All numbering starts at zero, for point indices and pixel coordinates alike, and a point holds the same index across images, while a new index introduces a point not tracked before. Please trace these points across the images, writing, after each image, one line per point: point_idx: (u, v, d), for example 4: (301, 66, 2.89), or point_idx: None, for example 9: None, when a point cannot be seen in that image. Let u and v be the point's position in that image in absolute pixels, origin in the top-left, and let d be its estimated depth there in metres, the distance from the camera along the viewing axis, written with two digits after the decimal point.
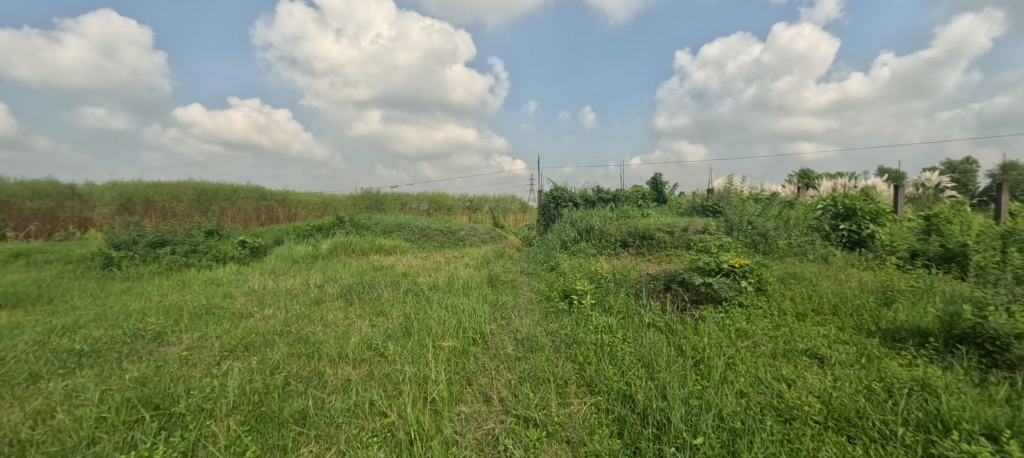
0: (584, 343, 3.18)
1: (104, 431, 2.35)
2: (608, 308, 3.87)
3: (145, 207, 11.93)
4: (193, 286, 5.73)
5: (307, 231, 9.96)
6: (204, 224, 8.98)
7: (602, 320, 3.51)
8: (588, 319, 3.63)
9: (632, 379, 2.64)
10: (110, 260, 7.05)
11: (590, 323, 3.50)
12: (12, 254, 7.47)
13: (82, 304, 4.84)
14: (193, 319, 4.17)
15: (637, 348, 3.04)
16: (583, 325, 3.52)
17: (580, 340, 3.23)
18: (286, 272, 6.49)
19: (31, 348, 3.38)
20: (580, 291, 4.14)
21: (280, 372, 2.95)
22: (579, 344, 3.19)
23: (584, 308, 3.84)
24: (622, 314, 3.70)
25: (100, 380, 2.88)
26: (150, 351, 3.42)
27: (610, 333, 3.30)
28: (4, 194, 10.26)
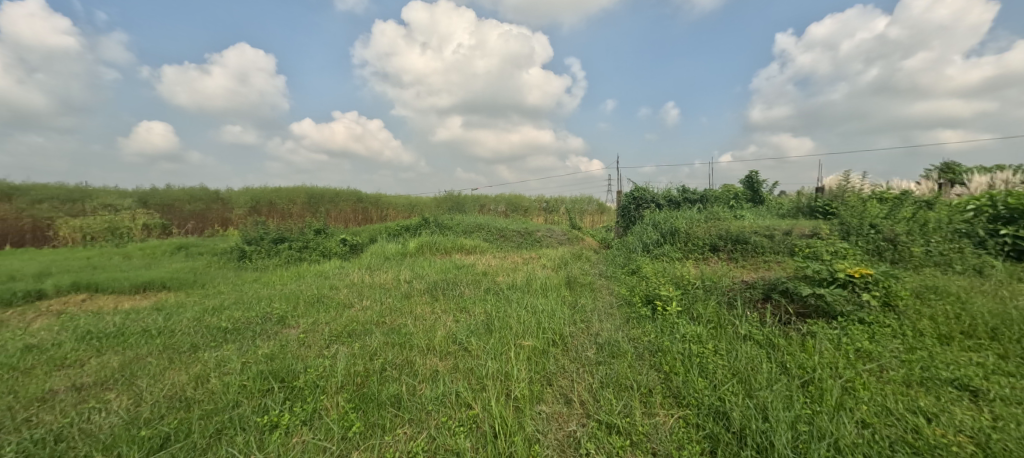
0: (670, 352, 3.03)
1: (245, 396, 2.74)
2: (695, 317, 3.64)
3: (270, 209, 13.81)
4: (306, 277, 6.47)
5: (397, 230, 10.72)
6: (313, 223, 10.08)
7: (690, 329, 3.31)
8: (674, 327, 3.44)
9: (726, 395, 2.46)
10: (243, 253, 8.23)
11: (676, 332, 3.32)
12: (174, 246, 9.04)
13: (225, 289, 5.71)
14: (307, 306, 4.73)
15: (731, 361, 2.83)
16: (669, 333, 3.35)
17: (666, 349, 3.08)
18: (380, 267, 7.06)
19: (191, 324, 4.07)
20: (664, 297, 3.95)
21: (377, 359, 3.23)
22: (664, 353, 3.05)
23: (670, 315, 3.66)
24: (713, 324, 3.46)
25: (239, 354, 3.37)
26: (275, 332, 3.95)
27: (699, 343, 3.11)
28: (170, 197, 12.46)
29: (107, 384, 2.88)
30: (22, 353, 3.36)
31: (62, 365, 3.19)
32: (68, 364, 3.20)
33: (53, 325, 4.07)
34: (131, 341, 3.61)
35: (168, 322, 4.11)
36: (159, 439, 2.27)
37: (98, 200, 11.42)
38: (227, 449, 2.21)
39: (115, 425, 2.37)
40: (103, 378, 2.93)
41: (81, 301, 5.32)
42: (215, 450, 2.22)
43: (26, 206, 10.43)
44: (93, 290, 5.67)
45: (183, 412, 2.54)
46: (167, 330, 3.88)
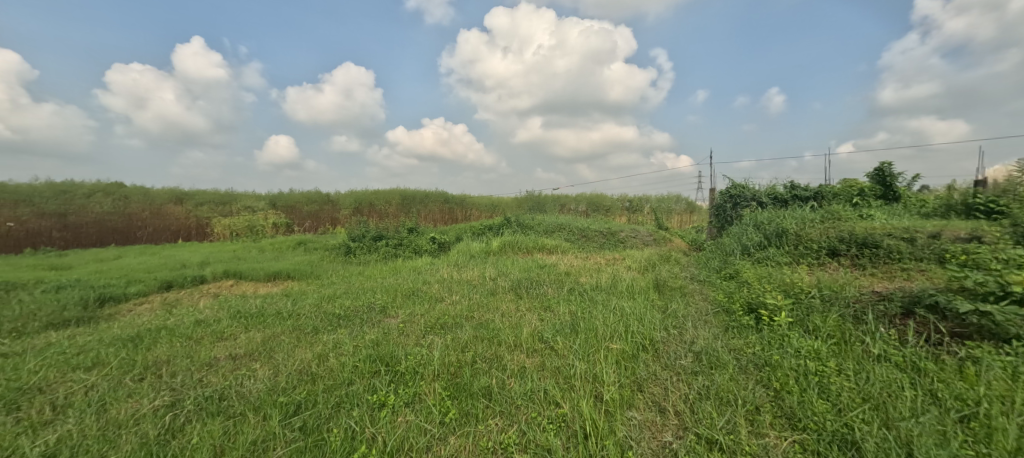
0: (781, 367, 2.77)
1: (357, 375, 3.05)
2: (811, 330, 3.28)
3: (370, 209, 15.12)
4: (402, 272, 6.98)
5: (481, 229, 11.09)
6: (405, 222, 10.81)
7: (804, 343, 2.99)
8: (784, 339, 3.14)
9: (856, 422, 2.19)
10: (349, 249, 9.10)
11: (788, 346, 3.02)
12: (295, 242, 10.29)
13: (336, 280, 6.37)
14: (404, 299, 5.11)
15: (861, 384, 2.51)
16: (778, 346, 3.06)
17: (776, 364, 2.82)
18: (466, 264, 7.36)
19: (312, 309, 4.62)
20: (771, 307, 3.60)
21: (468, 351, 3.38)
22: (773, 368, 2.80)
23: (778, 326, 3.34)
24: (836, 340, 3.09)
25: (350, 338, 3.75)
26: (378, 321, 4.32)
27: (816, 359, 2.80)
28: (292, 200, 14.22)
29: (253, 356, 3.39)
30: (194, 326, 4.08)
31: (221, 337, 3.82)
32: (226, 337, 3.82)
33: (213, 305, 4.88)
34: (269, 321, 4.20)
35: (294, 307, 4.71)
36: (292, 406, 2.60)
37: (240, 202, 13.43)
38: (345, 420, 2.48)
39: (261, 390, 2.77)
40: (250, 350, 3.46)
41: (230, 286, 6.30)
42: (336, 420, 2.50)
43: (192, 208, 12.60)
44: (239, 277, 6.67)
45: (309, 384, 2.89)
46: (295, 314, 4.44)
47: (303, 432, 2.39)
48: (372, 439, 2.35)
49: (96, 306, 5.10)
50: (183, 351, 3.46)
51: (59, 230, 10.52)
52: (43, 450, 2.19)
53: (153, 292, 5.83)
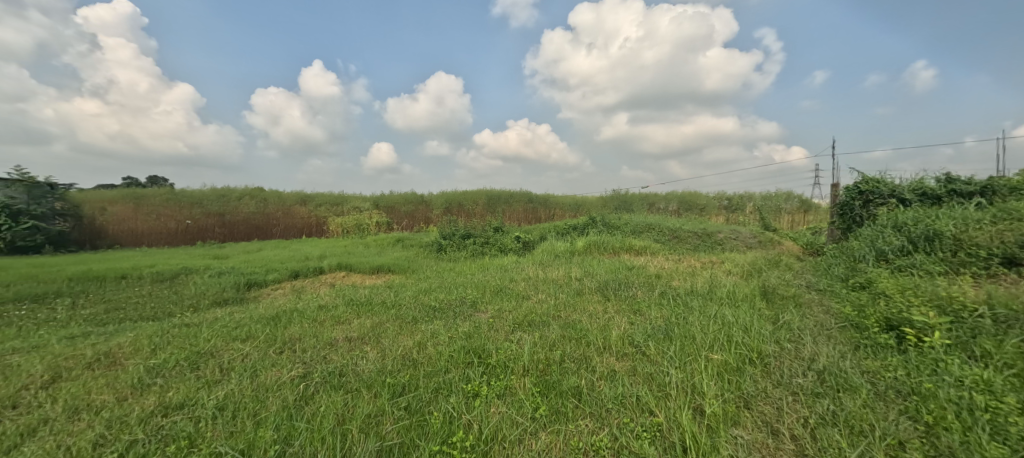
0: (935, 399, 2.38)
1: (453, 365, 3.23)
2: (977, 357, 2.77)
3: (459, 209, 15.85)
4: (489, 269, 7.22)
5: (566, 229, 11.04)
6: (492, 222, 11.15)
7: (966, 371, 2.54)
8: (937, 364, 2.69)
9: None
10: (441, 246, 9.64)
11: (943, 373, 2.58)
12: (394, 239, 11.14)
13: (431, 275, 6.80)
14: (493, 295, 5.29)
15: None
16: (929, 373, 2.63)
17: (927, 394, 2.43)
18: (551, 264, 7.40)
19: (411, 301, 5.00)
20: (920, 325, 3.09)
21: (556, 350, 3.41)
22: (923, 398, 2.42)
23: (930, 350, 2.86)
24: (1013, 371, 2.57)
25: (445, 329, 3.99)
26: (470, 314, 4.53)
27: (986, 392, 2.35)
28: (391, 201, 15.41)
29: (364, 340, 3.77)
30: (316, 310, 4.64)
31: (338, 321, 4.30)
32: (342, 321, 4.29)
33: (331, 293, 5.50)
34: (375, 309, 4.63)
35: (396, 298, 5.13)
36: (398, 388, 2.84)
37: (349, 203, 14.88)
38: (444, 405, 2.64)
39: (372, 370, 3.08)
40: (362, 335, 3.85)
41: (343, 277, 7.04)
42: (436, 405, 2.68)
43: (312, 209, 14.26)
44: (349, 269, 7.42)
45: (411, 369, 3.14)
46: (396, 304, 4.84)
47: (408, 412, 2.60)
48: (468, 426, 2.47)
49: (243, 290, 6.03)
50: (310, 331, 3.96)
51: (219, 225, 12.77)
52: (216, 403, 2.65)
53: (285, 279, 6.73)
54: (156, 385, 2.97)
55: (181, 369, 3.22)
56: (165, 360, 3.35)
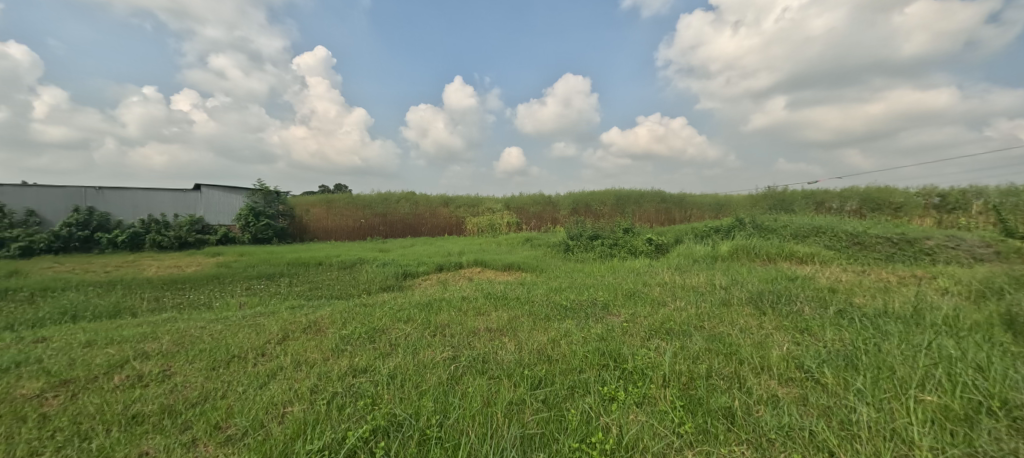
0: None
1: (588, 365, 3.17)
2: None
3: (586, 210, 15.69)
4: (620, 271, 6.98)
5: (706, 231, 10.09)
6: (622, 223, 10.76)
7: None
8: None
9: None
10: (568, 246, 9.63)
11: None
12: (523, 239, 11.50)
13: (561, 275, 6.84)
14: (626, 298, 5.08)
15: None
16: None
17: None
18: (689, 269, 6.82)
19: (543, 298, 5.09)
20: None
21: (702, 363, 3.11)
22: None
23: None
24: None
25: (578, 329, 3.96)
26: (602, 317, 4.42)
27: None
28: (521, 202, 15.99)
29: (502, 331, 3.94)
30: (460, 301, 5.04)
31: (478, 312, 4.59)
32: (481, 312, 4.57)
33: (471, 286, 5.91)
34: (510, 304, 4.84)
35: (529, 294, 5.28)
36: (535, 381, 2.90)
37: (484, 204, 15.87)
38: (582, 404, 2.61)
39: (511, 361, 3.20)
40: (500, 327, 4.04)
41: (479, 272, 7.51)
42: (573, 402, 2.66)
43: (453, 210, 15.56)
44: (484, 266, 7.88)
45: (546, 364, 3.18)
46: (529, 300, 4.97)
47: (545, 405, 2.63)
48: (607, 429, 2.39)
49: (400, 279, 6.86)
50: (456, 319, 4.31)
51: (382, 224, 14.74)
52: (389, 371, 3.05)
53: (432, 271, 7.46)
54: (346, 351, 3.53)
55: (362, 340, 3.79)
56: (351, 332, 4.00)
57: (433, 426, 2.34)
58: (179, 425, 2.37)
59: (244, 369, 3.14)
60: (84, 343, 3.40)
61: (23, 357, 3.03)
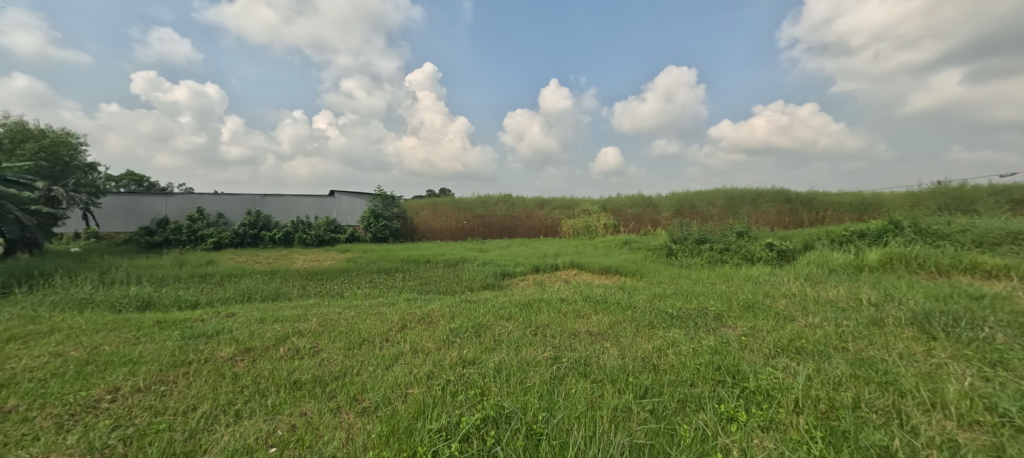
0: None
1: (700, 380, 2.99)
2: None
3: (691, 211, 14.75)
4: (734, 279, 6.44)
5: (846, 236, 8.83)
6: (735, 226, 9.89)
7: None
8: None
9: None
10: (671, 250, 9.14)
11: None
12: (622, 242, 11.21)
13: (664, 280, 6.54)
14: (744, 310, 4.67)
15: None
16: None
17: None
18: (824, 280, 6.05)
19: (646, 305, 4.92)
20: None
21: (846, 391, 2.75)
22: None
23: None
24: None
25: (687, 339, 3.76)
26: (715, 328, 4.12)
27: None
28: (619, 203, 15.60)
29: (604, 335, 3.92)
30: (559, 302, 5.11)
31: (579, 314, 4.62)
32: (581, 315, 4.59)
33: (569, 288, 5.95)
34: (611, 308, 4.77)
35: (631, 300, 5.15)
36: (641, 389, 2.84)
37: (580, 206, 15.82)
38: (698, 421, 2.48)
39: (614, 366, 3.18)
40: (602, 331, 4.02)
41: (575, 274, 7.53)
42: (686, 418, 2.55)
43: (550, 213, 15.74)
44: (580, 268, 7.85)
45: (653, 373, 3.09)
46: (631, 306, 4.85)
47: (654, 416, 2.57)
48: (727, 450, 2.25)
49: (499, 279, 7.15)
50: (556, 320, 4.39)
51: (482, 225, 15.45)
52: (495, 366, 3.24)
53: (529, 272, 7.66)
54: (455, 343, 3.82)
55: (469, 334, 4.06)
56: (459, 325, 4.30)
57: (539, 422, 2.42)
58: (327, 393, 2.79)
59: (373, 351, 3.58)
60: (257, 319, 4.16)
61: (220, 327, 3.80)
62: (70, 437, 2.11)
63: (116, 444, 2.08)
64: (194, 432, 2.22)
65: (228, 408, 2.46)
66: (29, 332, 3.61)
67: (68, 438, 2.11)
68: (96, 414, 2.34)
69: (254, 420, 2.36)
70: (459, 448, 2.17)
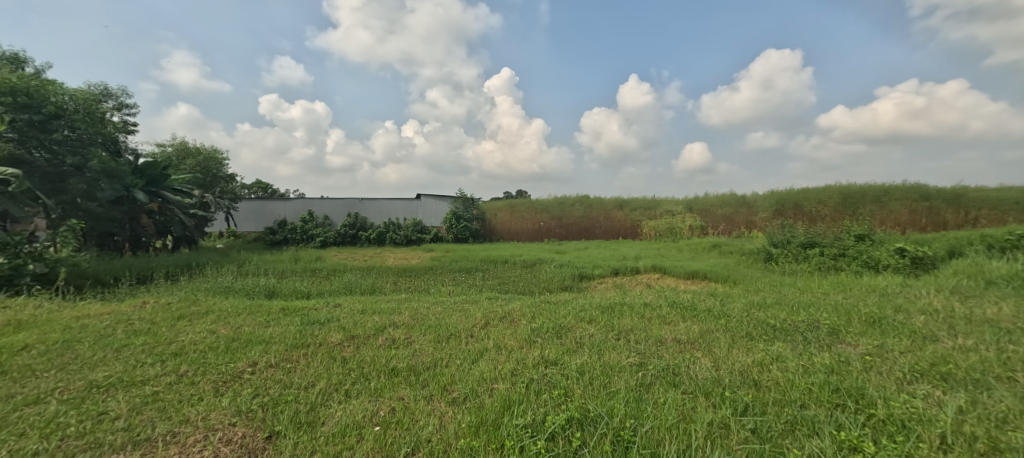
0: None
1: (813, 400, 2.70)
2: None
3: (796, 211, 13.36)
4: (853, 290, 5.73)
5: (1008, 242, 7.51)
6: (852, 228, 8.79)
7: None
8: None
9: None
10: (771, 255, 8.39)
11: None
12: (711, 245, 10.54)
13: (763, 288, 6.04)
14: (867, 325, 4.14)
15: None
16: None
17: None
18: (980, 294, 5.18)
19: (742, 314, 4.58)
20: None
21: (1012, 430, 2.28)
22: None
23: None
24: None
25: (794, 354, 3.43)
26: (831, 344, 3.68)
27: None
28: (707, 203, 14.70)
29: (694, 345, 3.74)
30: (642, 307, 4.96)
31: (666, 321, 4.44)
32: (668, 321, 4.42)
33: (652, 292, 5.75)
34: (701, 316, 4.52)
35: (724, 308, 4.84)
36: (740, 405, 2.64)
37: (663, 207, 15.18)
38: (811, 446, 2.23)
39: (707, 379, 3.02)
40: (692, 339, 3.85)
41: (658, 278, 7.25)
42: (796, 441, 2.30)
43: (629, 213, 15.29)
44: (664, 272, 7.53)
45: (754, 390, 2.86)
46: (724, 315, 4.56)
47: (756, 436, 2.37)
48: None
49: (577, 281, 7.11)
50: (641, 325, 4.28)
51: (558, 227, 15.47)
52: (577, 368, 3.24)
53: (608, 274, 7.52)
54: (537, 343, 3.89)
55: (550, 334, 4.11)
56: (540, 326, 4.36)
57: (626, 429, 2.38)
58: (420, 382, 3.00)
59: (460, 345, 3.78)
60: (359, 310, 4.59)
61: (330, 315, 4.26)
62: (224, 400, 2.52)
63: (256, 409, 2.44)
64: (314, 406, 2.52)
65: (340, 387, 2.76)
66: (191, 311, 4.34)
67: (223, 400, 2.52)
68: (241, 382, 2.76)
69: (360, 400, 2.62)
70: (545, 446, 2.21)
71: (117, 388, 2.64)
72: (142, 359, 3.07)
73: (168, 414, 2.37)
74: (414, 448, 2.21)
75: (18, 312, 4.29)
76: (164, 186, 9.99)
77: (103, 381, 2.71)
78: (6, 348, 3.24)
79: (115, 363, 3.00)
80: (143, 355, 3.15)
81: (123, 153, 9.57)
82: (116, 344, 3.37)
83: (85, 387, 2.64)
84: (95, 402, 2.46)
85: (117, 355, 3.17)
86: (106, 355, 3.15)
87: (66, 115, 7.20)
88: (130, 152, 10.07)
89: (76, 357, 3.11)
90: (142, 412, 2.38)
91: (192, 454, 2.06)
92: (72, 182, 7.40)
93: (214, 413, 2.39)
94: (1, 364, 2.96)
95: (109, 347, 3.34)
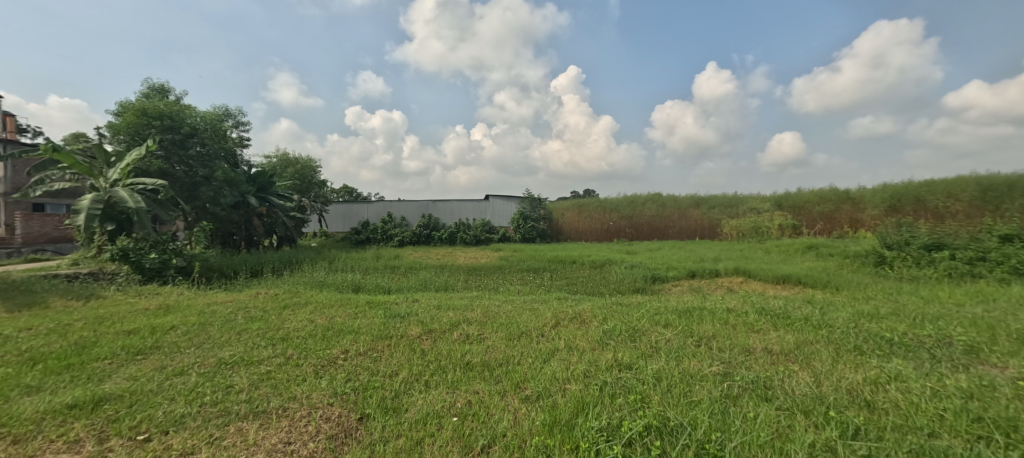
0: None
1: (943, 429, 2.36)
2: None
3: (916, 207, 11.67)
4: (998, 301, 4.91)
5: None
6: (992, 226, 7.52)
7: None
8: None
9: None
10: (883, 259, 7.43)
11: None
12: (806, 246, 9.62)
13: (874, 296, 5.39)
14: (1016, 344, 3.53)
15: None
16: None
17: None
18: None
19: (847, 325, 4.11)
20: None
21: None
22: None
23: None
24: None
25: (917, 374, 3.01)
26: (968, 366, 3.17)
27: None
28: (801, 200, 13.47)
29: (789, 357, 3.44)
30: (725, 312, 4.65)
31: (754, 329, 4.13)
32: (757, 330, 4.10)
33: (736, 297, 5.38)
34: (797, 325, 4.14)
35: (824, 317, 4.39)
36: (847, 427, 2.39)
37: (748, 205, 14.20)
38: None
39: (806, 395, 2.76)
40: (786, 350, 3.54)
41: (741, 282, 6.76)
42: None
43: (707, 212, 14.47)
44: (748, 276, 6.99)
45: (864, 411, 2.57)
46: (824, 325, 4.14)
47: None
48: None
49: (650, 283, 6.85)
50: (724, 332, 4.02)
51: (630, 227, 15.01)
52: (652, 373, 3.13)
53: (683, 277, 7.14)
54: (610, 345, 3.80)
55: (624, 338, 3.99)
56: (613, 328, 4.27)
57: (712, 442, 2.25)
58: (493, 377, 3.06)
59: (531, 344, 3.80)
60: (435, 306, 4.80)
61: (409, 310, 4.49)
62: (324, 381, 2.77)
63: (350, 392, 2.64)
64: (398, 393, 2.67)
65: (420, 378, 2.91)
66: (293, 302, 4.81)
67: (323, 382, 2.77)
68: (336, 367, 3.01)
69: (439, 392, 2.74)
70: (622, 451, 2.16)
71: (239, 366, 3.00)
72: (258, 342, 3.46)
73: (279, 391, 2.65)
74: (490, 441, 2.27)
75: (165, 299, 5.08)
76: (271, 191, 11.12)
77: (229, 359, 3.09)
78: (159, 328, 3.83)
79: (237, 344, 3.42)
80: (258, 338, 3.55)
81: (241, 165, 10.84)
82: (238, 328, 3.84)
83: (216, 363, 3.04)
84: (224, 377, 2.82)
85: (238, 337, 3.60)
86: (230, 337, 3.60)
87: (198, 134, 8.54)
88: (245, 163, 11.38)
89: (209, 338, 3.59)
90: (259, 387, 2.69)
91: (299, 427, 2.29)
92: (202, 191, 8.59)
93: (316, 393, 2.63)
94: (155, 340, 3.49)
95: (232, 330, 3.82)
